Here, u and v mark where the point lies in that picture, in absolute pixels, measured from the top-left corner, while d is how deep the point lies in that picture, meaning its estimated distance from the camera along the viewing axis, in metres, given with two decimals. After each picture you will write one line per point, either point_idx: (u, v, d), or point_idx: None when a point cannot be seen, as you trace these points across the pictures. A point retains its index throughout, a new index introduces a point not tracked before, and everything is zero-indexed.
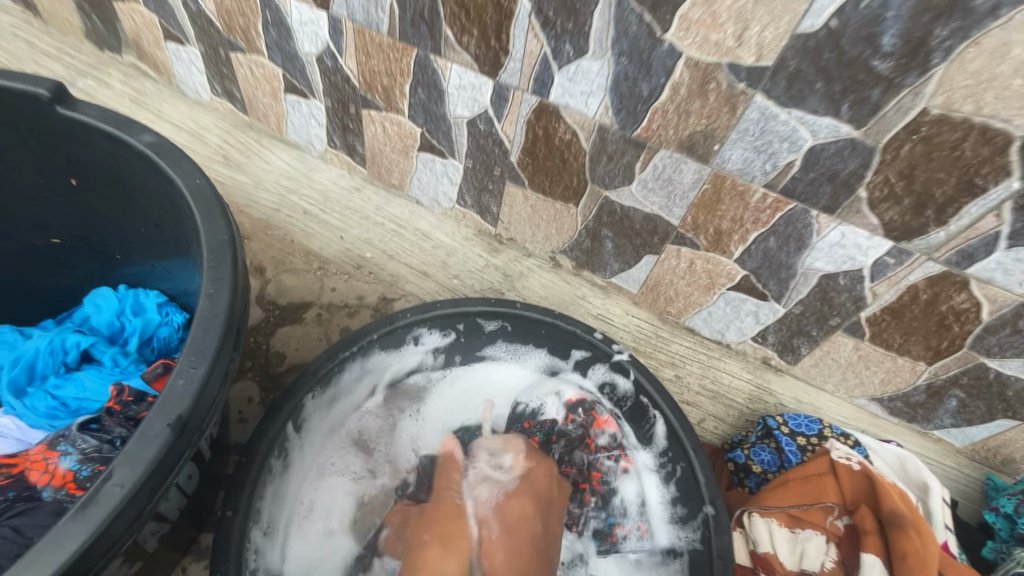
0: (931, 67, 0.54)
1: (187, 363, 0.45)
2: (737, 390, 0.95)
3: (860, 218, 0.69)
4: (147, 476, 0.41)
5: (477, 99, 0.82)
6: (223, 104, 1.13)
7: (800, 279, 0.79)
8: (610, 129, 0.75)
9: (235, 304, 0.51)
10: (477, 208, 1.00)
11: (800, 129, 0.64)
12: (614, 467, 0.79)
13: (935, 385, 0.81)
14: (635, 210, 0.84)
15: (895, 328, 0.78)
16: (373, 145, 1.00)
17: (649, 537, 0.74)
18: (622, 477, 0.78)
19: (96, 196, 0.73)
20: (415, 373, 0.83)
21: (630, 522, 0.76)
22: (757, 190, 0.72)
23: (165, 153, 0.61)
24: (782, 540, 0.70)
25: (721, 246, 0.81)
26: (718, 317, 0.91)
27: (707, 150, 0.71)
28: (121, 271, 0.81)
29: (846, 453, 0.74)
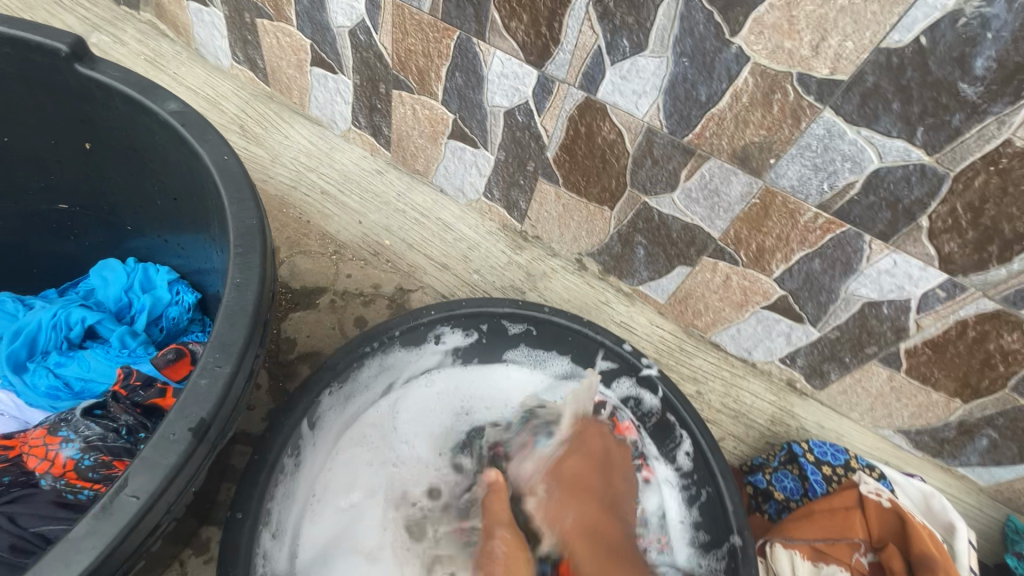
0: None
1: (211, 361, 0.42)
2: (759, 411, 0.94)
3: (917, 248, 0.65)
4: (164, 487, 0.37)
5: (519, 90, 0.78)
6: (244, 71, 1.06)
7: (841, 304, 0.76)
8: (658, 132, 0.71)
9: (263, 297, 0.47)
10: (504, 203, 0.96)
11: (867, 149, 0.60)
12: (635, 476, 0.77)
13: (967, 423, 0.79)
14: (673, 219, 0.80)
15: (935, 363, 0.75)
16: (400, 128, 0.96)
17: (670, 551, 0.73)
18: (644, 487, 0.76)
19: (111, 163, 0.68)
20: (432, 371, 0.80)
21: (652, 533, 0.74)
22: (809, 209, 0.68)
23: (192, 124, 0.57)
24: (805, 574, 0.70)
25: (761, 264, 0.77)
26: (747, 335, 0.88)
27: (761, 164, 0.67)
28: (131, 243, 0.77)
29: (876, 488, 0.74)
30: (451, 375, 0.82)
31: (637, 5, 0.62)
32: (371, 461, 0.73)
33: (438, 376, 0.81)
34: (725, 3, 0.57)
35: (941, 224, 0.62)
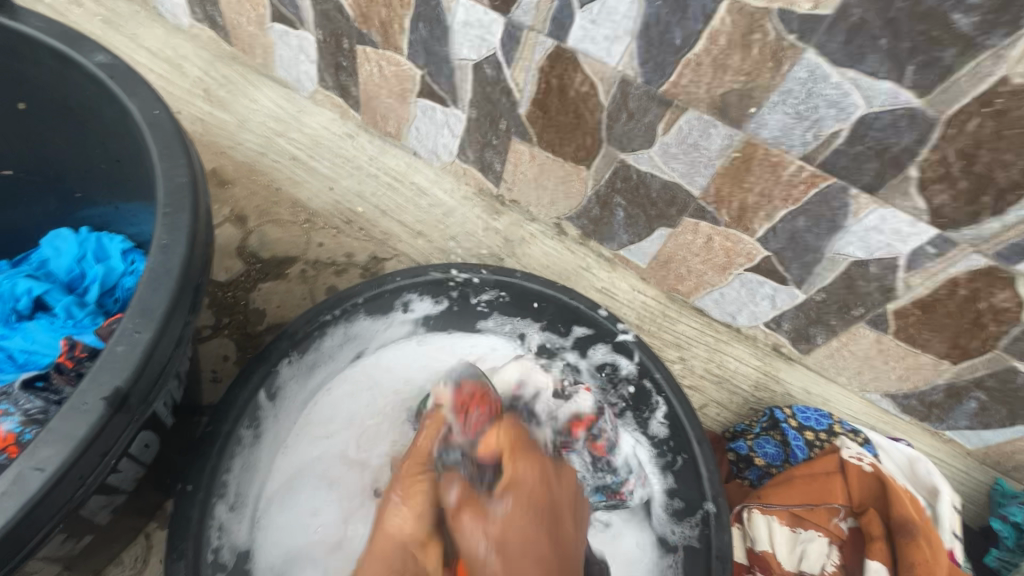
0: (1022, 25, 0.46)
1: (130, 326, 0.39)
2: (743, 376, 0.91)
3: (906, 202, 0.61)
4: (76, 458, 0.36)
5: (485, 40, 0.73)
6: (205, 30, 1.01)
7: (826, 265, 0.72)
8: (633, 82, 0.66)
9: (194, 259, 0.44)
10: (479, 164, 0.91)
11: (852, 93, 0.55)
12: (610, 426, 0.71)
13: (956, 385, 0.76)
14: (652, 177, 0.76)
15: (923, 324, 0.72)
16: (367, 87, 0.90)
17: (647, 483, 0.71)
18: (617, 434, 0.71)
19: (49, 123, 0.64)
20: (404, 342, 0.78)
21: (633, 477, 0.70)
22: (792, 162, 0.64)
23: (120, 75, 0.53)
24: (782, 539, 0.69)
25: (744, 223, 0.74)
26: (731, 299, 0.85)
27: (741, 114, 0.63)
28: (82, 211, 0.73)
29: (858, 453, 0.71)
30: (431, 343, 0.79)
31: None
32: (340, 428, 0.71)
33: (414, 345, 0.78)
34: None
35: (931, 174, 0.57)
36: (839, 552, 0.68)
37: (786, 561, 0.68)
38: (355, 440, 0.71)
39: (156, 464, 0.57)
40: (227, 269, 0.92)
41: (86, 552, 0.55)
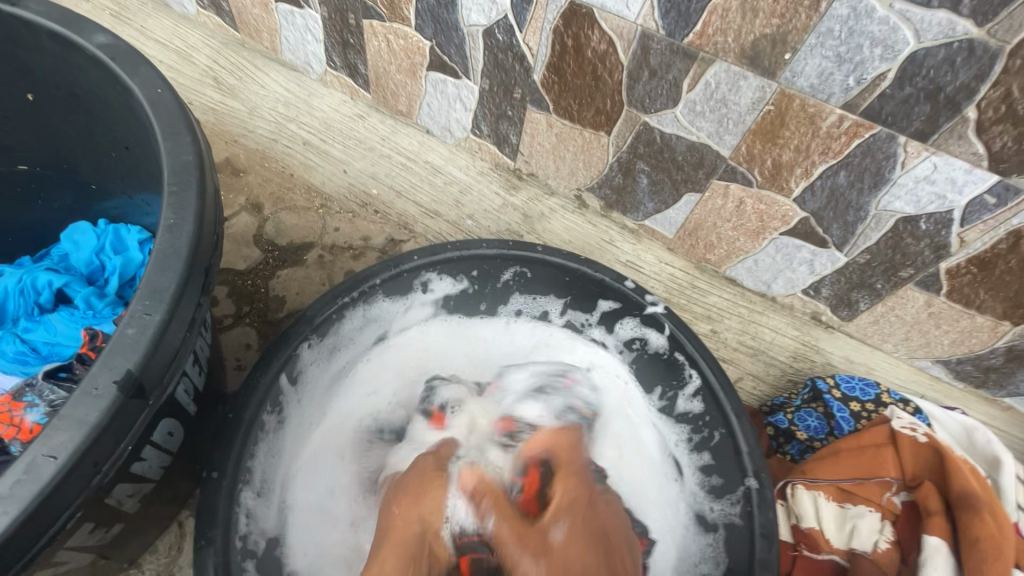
0: None
1: (140, 309, 0.38)
2: (780, 347, 0.88)
3: (962, 147, 0.55)
4: (89, 446, 0.35)
5: (495, 2, 0.69)
6: (211, 17, 0.97)
7: (870, 223, 0.67)
8: (655, 35, 0.62)
9: (203, 239, 0.43)
10: (494, 138, 0.87)
11: (901, 28, 0.50)
12: None
13: (1017, 348, 0.71)
14: (677, 139, 0.72)
15: (980, 283, 0.66)
16: (376, 63, 0.87)
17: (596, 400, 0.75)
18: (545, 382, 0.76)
19: (59, 113, 0.64)
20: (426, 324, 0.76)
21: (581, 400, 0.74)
22: (832, 112, 0.59)
23: (121, 56, 0.51)
24: (830, 515, 0.65)
25: (779, 182, 0.69)
26: (765, 267, 0.81)
27: (774, 61, 0.58)
28: (99, 204, 0.73)
29: (911, 424, 0.66)
30: (449, 327, 0.77)
31: None
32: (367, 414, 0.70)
33: (438, 328, 0.77)
34: None
35: (992, 114, 0.52)
36: (892, 528, 0.64)
37: (834, 539, 0.64)
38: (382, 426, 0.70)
39: (182, 452, 0.57)
40: (245, 257, 0.91)
41: (119, 539, 0.55)
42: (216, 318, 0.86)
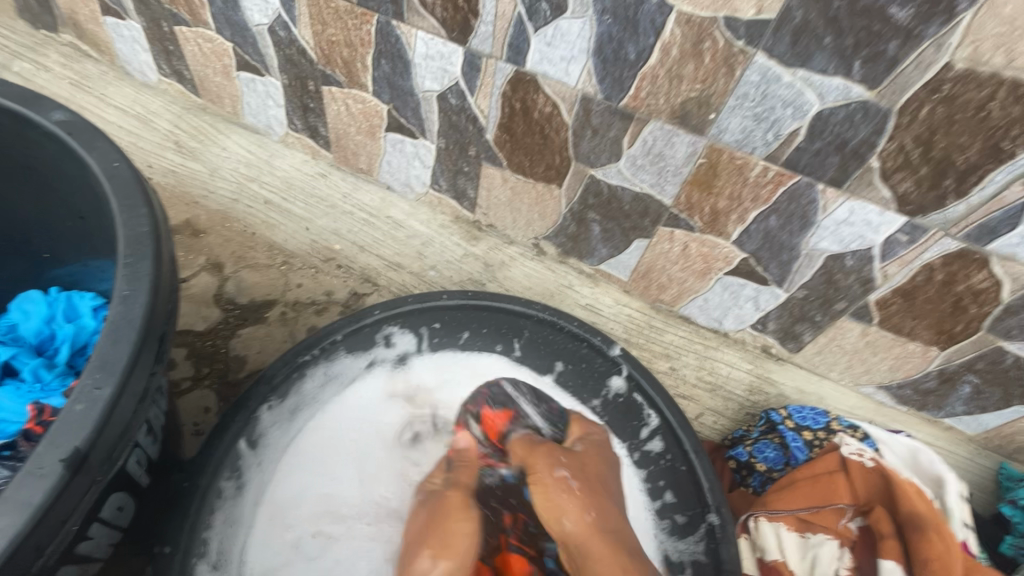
0: (957, 14, 0.47)
1: (90, 382, 0.38)
2: (736, 381, 0.90)
3: (872, 192, 0.62)
4: (32, 528, 0.35)
5: (447, 70, 0.74)
6: (172, 84, 1.03)
7: (803, 261, 0.73)
8: (593, 99, 0.68)
9: (158, 308, 0.43)
10: (453, 193, 0.92)
11: (806, 92, 0.57)
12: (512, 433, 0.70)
13: (947, 370, 0.76)
14: (623, 190, 0.77)
15: (906, 312, 0.72)
16: (336, 126, 0.92)
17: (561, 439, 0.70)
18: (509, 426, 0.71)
19: (12, 186, 0.63)
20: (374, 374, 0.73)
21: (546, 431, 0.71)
22: (757, 164, 0.65)
23: (78, 131, 0.52)
24: (792, 546, 0.66)
25: (718, 227, 0.74)
26: (715, 304, 0.85)
27: (701, 120, 0.64)
28: (49, 270, 0.72)
29: (858, 449, 0.70)
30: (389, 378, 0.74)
31: None
32: (317, 498, 0.65)
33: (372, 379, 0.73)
34: None
35: (892, 163, 0.58)
36: (850, 555, 0.65)
37: (798, 569, 0.65)
38: (353, 519, 0.65)
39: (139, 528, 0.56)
40: (204, 317, 0.90)
41: None
42: (174, 381, 0.84)
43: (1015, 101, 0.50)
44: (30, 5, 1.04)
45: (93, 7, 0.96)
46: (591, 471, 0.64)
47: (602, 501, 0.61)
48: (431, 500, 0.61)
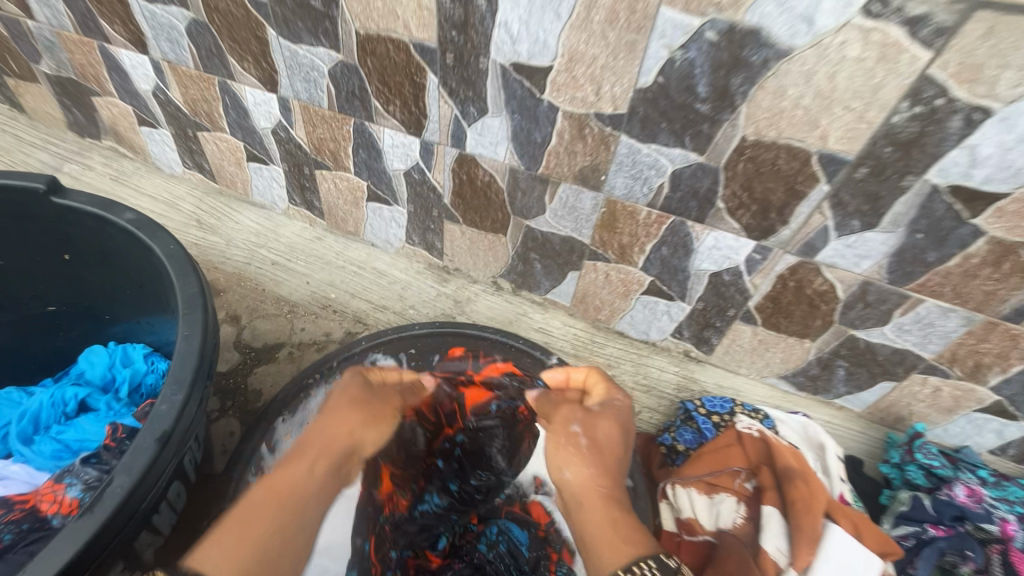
0: (737, 106, 0.69)
1: (170, 390, 0.60)
2: (666, 382, 1.08)
3: (725, 224, 0.83)
4: (140, 479, 0.55)
5: (409, 155, 0.97)
6: (194, 174, 1.28)
7: (694, 279, 0.93)
8: (518, 169, 0.90)
9: (207, 342, 0.64)
10: (424, 245, 1.14)
11: (661, 158, 0.79)
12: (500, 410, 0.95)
13: (823, 358, 0.95)
14: (552, 235, 0.98)
15: (778, 313, 0.92)
16: (328, 199, 1.15)
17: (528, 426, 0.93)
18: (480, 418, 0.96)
19: (86, 267, 0.85)
20: None
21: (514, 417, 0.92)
22: (642, 209, 0.87)
23: (144, 225, 0.74)
24: (701, 504, 0.83)
25: (627, 258, 0.95)
26: (640, 319, 1.05)
27: (597, 181, 0.86)
28: (109, 329, 0.93)
29: (749, 425, 0.88)
30: None
31: (471, 83, 0.81)
32: None
33: None
34: (530, 73, 0.76)
35: (731, 203, 0.80)
36: (745, 507, 0.81)
37: (705, 522, 0.81)
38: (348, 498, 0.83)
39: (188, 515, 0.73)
40: (226, 360, 1.09)
41: None
42: None
43: (793, 158, 0.72)
44: (79, 120, 1.29)
45: (132, 121, 1.21)
46: (604, 434, 0.68)
47: (605, 462, 0.65)
48: (360, 381, 0.76)
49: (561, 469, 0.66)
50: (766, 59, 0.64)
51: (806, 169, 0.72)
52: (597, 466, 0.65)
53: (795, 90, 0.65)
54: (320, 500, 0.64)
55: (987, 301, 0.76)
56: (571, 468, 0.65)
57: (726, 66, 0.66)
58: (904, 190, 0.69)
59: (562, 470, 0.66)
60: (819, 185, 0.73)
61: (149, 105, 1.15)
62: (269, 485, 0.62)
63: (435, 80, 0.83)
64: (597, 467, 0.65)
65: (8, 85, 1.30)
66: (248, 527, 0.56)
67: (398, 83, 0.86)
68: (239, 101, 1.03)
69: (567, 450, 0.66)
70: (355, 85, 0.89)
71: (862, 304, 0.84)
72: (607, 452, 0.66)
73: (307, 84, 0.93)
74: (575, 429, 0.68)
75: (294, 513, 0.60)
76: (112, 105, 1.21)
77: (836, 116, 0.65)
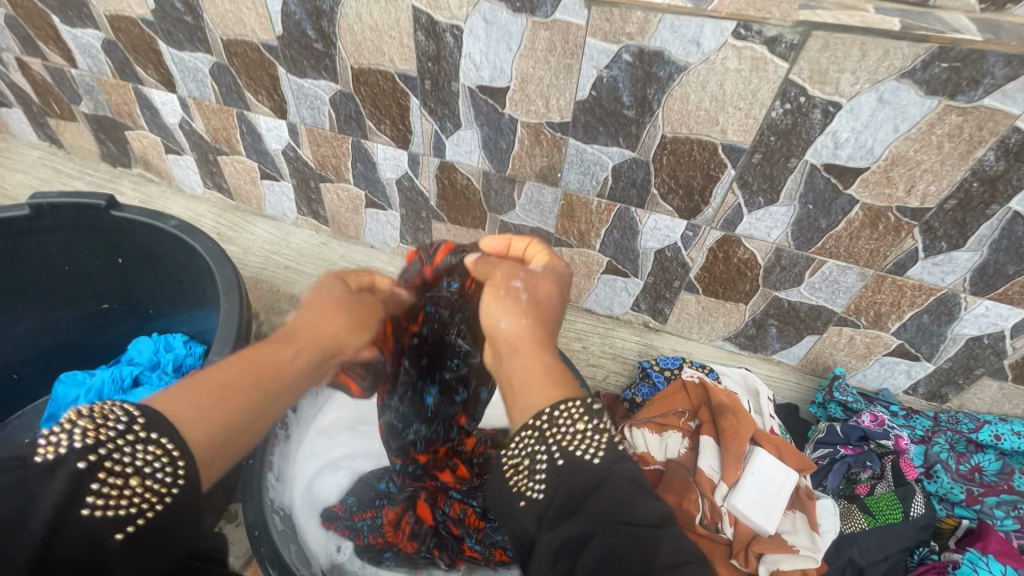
0: (655, 110, 0.87)
1: (218, 346, 0.78)
2: (629, 349, 1.24)
3: (660, 208, 1.01)
4: None
5: (400, 165, 1.15)
6: (214, 193, 1.46)
7: (643, 257, 1.11)
8: (490, 172, 1.08)
9: (244, 313, 0.83)
10: (416, 243, 1.32)
11: (602, 155, 0.97)
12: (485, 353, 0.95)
13: (757, 318, 1.12)
14: (523, 227, 1.16)
15: (715, 281, 1.09)
16: (332, 208, 1.33)
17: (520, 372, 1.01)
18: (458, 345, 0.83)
19: (135, 269, 1.03)
20: None
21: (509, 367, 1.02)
22: (593, 199, 1.05)
23: (186, 229, 0.92)
24: (653, 440, 0.98)
25: (586, 242, 1.13)
26: (603, 296, 1.22)
27: (554, 178, 1.04)
28: (153, 322, 1.11)
29: (691, 374, 1.05)
30: None
31: (446, 103, 1.00)
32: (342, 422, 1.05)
33: None
34: (492, 93, 0.95)
35: (662, 190, 0.98)
36: (688, 440, 0.98)
37: (656, 453, 0.96)
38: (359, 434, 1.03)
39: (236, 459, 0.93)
40: None
41: None
42: None
43: (704, 149, 0.89)
44: (112, 152, 1.48)
45: (160, 149, 1.40)
46: (544, 291, 0.65)
47: (540, 314, 0.63)
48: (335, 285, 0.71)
49: (497, 318, 0.62)
50: (671, 73, 0.82)
51: (715, 158, 0.90)
52: (530, 315, 0.62)
53: (696, 96, 0.83)
54: (289, 392, 0.60)
55: (873, 258, 0.94)
56: (510, 317, 0.62)
57: (642, 80, 0.84)
58: (791, 170, 0.87)
59: (496, 318, 0.63)
60: (727, 170, 0.91)
61: (175, 135, 1.34)
62: (243, 361, 0.57)
63: (417, 102, 1.02)
64: (533, 318, 0.62)
65: (49, 124, 1.48)
66: (209, 396, 0.52)
67: (387, 106, 1.04)
68: (254, 127, 1.22)
69: (504, 304, 0.63)
70: (352, 109, 1.08)
71: (778, 268, 1.02)
72: (545, 305, 0.63)
73: (312, 110, 1.12)
74: (516, 284, 0.65)
75: (260, 397, 0.55)
76: (142, 137, 1.39)
77: (729, 114, 0.84)
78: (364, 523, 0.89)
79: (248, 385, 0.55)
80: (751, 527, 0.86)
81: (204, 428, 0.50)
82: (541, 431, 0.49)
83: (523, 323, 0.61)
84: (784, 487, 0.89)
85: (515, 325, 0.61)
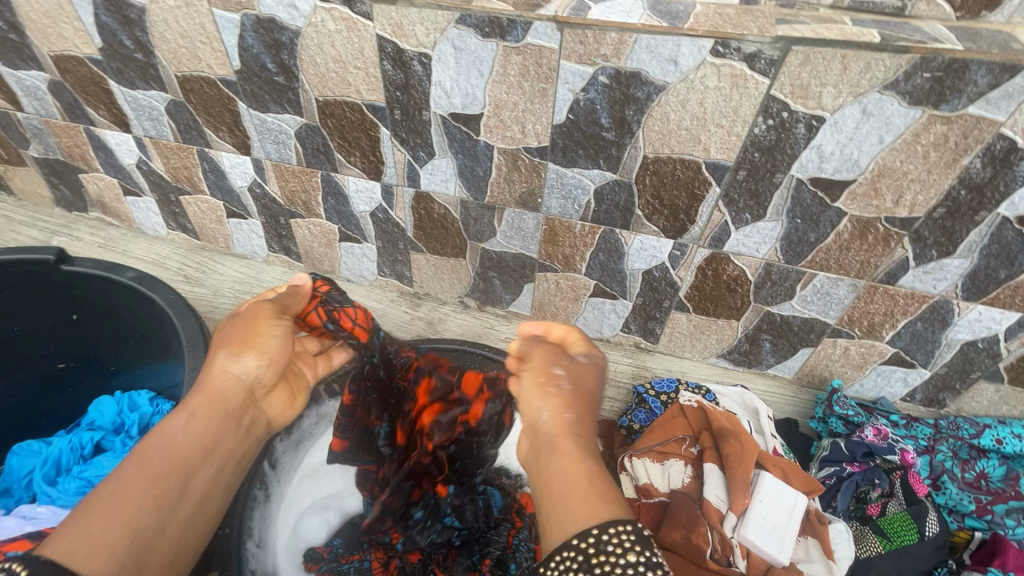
0: (635, 132, 0.84)
1: None
2: (622, 372, 1.19)
3: (646, 228, 0.98)
4: None
5: (373, 197, 1.11)
6: (178, 234, 1.39)
7: (630, 278, 1.07)
8: (468, 200, 1.04)
9: None
10: (395, 275, 1.27)
11: (583, 178, 0.94)
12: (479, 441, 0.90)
13: (750, 334, 1.10)
14: (505, 254, 1.12)
15: (706, 299, 1.06)
16: (304, 243, 1.27)
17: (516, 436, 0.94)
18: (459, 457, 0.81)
19: (93, 324, 0.96)
20: None
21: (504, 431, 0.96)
22: (576, 223, 1.01)
23: (146, 281, 0.86)
24: (655, 470, 0.95)
25: (572, 266, 1.09)
26: (592, 319, 1.19)
27: (535, 204, 1.01)
28: (115, 378, 1.03)
29: (690, 398, 1.01)
30: None
31: (418, 132, 0.95)
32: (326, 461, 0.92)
33: None
34: (465, 120, 0.91)
35: (647, 211, 0.95)
36: (691, 468, 0.94)
37: (660, 485, 0.93)
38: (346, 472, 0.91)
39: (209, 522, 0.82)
40: None
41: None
42: None
43: (688, 168, 0.87)
44: (66, 196, 1.40)
45: (117, 192, 1.33)
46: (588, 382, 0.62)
47: (585, 406, 0.60)
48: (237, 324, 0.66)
49: (544, 414, 0.58)
50: (649, 94, 0.79)
51: (699, 176, 0.87)
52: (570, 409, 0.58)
53: (676, 116, 0.81)
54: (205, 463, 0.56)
55: (864, 268, 0.92)
56: (550, 413, 0.58)
57: (620, 102, 0.81)
58: (777, 185, 0.85)
59: (536, 409, 0.59)
60: (712, 188, 0.88)
61: (133, 176, 1.27)
62: (141, 454, 0.53)
63: (387, 132, 0.97)
64: (575, 410, 0.59)
65: None
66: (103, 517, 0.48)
67: (356, 137, 1.00)
68: (216, 164, 1.16)
69: (547, 395, 0.59)
70: (319, 143, 1.03)
71: (768, 283, 1.00)
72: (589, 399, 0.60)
73: (277, 145, 1.07)
74: (559, 369, 0.61)
75: (168, 504, 0.52)
76: (98, 180, 1.32)
77: (711, 132, 0.81)
78: (349, 567, 0.83)
79: (146, 491, 0.51)
80: (764, 558, 0.83)
81: (105, 560, 0.46)
82: (586, 557, 0.45)
83: (569, 419, 0.58)
84: (794, 511, 0.86)
85: (561, 422, 0.58)
